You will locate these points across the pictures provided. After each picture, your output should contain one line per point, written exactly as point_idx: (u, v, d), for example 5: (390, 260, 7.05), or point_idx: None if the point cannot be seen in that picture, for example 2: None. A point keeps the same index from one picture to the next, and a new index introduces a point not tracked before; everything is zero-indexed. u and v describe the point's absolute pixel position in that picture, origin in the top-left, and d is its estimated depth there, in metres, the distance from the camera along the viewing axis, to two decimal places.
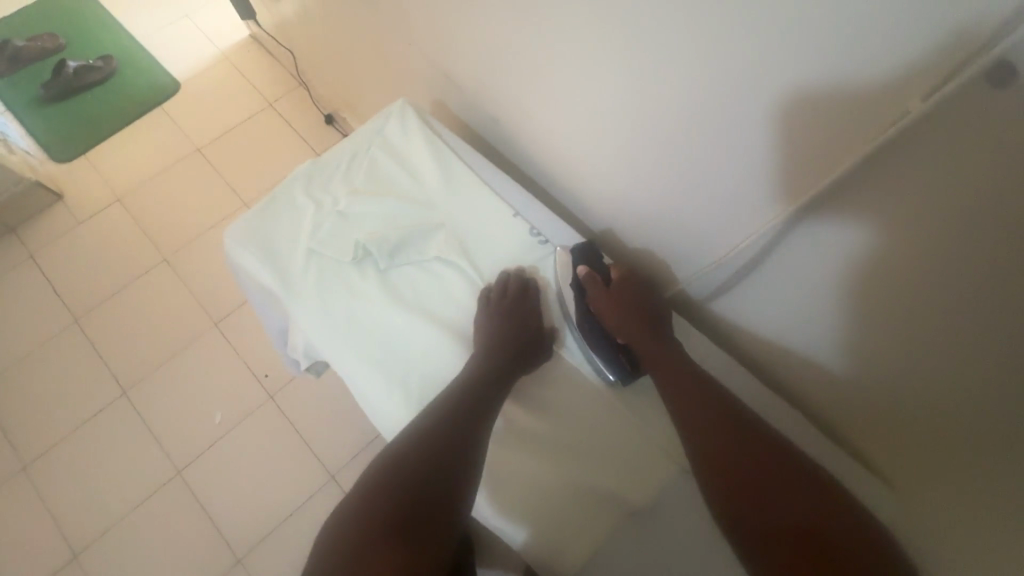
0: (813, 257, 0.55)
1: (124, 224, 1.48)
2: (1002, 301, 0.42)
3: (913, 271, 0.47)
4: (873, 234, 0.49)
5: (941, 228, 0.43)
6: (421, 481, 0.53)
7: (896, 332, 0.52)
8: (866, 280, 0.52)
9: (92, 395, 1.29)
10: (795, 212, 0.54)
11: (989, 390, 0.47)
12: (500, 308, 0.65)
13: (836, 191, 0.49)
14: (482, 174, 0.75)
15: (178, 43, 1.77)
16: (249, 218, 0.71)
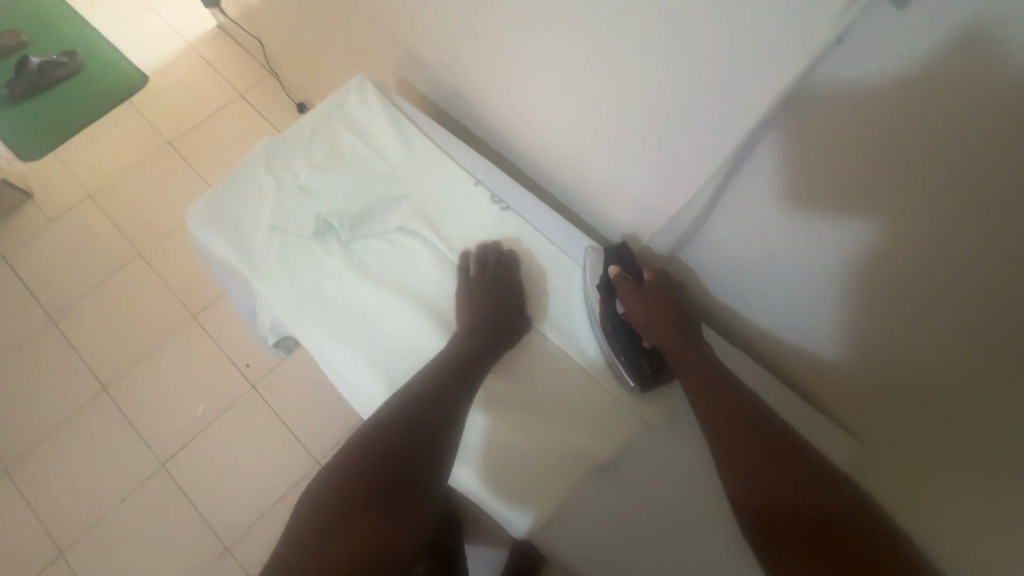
0: (750, 203, 0.58)
1: (96, 220, 1.46)
2: (971, 227, 0.42)
3: (834, 204, 0.51)
4: (844, 178, 0.48)
5: (861, 164, 0.46)
6: (402, 445, 0.54)
7: (873, 273, 0.52)
8: (841, 227, 0.51)
9: (71, 391, 1.28)
10: (722, 161, 0.56)
11: (914, 316, 0.51)
12: (479, 283, 0.66)
13: (756, 135, 0.52)
14: (446, 145, 0.75)
15: (143, 36, 1.75)
16: (211, 196, 0.71)
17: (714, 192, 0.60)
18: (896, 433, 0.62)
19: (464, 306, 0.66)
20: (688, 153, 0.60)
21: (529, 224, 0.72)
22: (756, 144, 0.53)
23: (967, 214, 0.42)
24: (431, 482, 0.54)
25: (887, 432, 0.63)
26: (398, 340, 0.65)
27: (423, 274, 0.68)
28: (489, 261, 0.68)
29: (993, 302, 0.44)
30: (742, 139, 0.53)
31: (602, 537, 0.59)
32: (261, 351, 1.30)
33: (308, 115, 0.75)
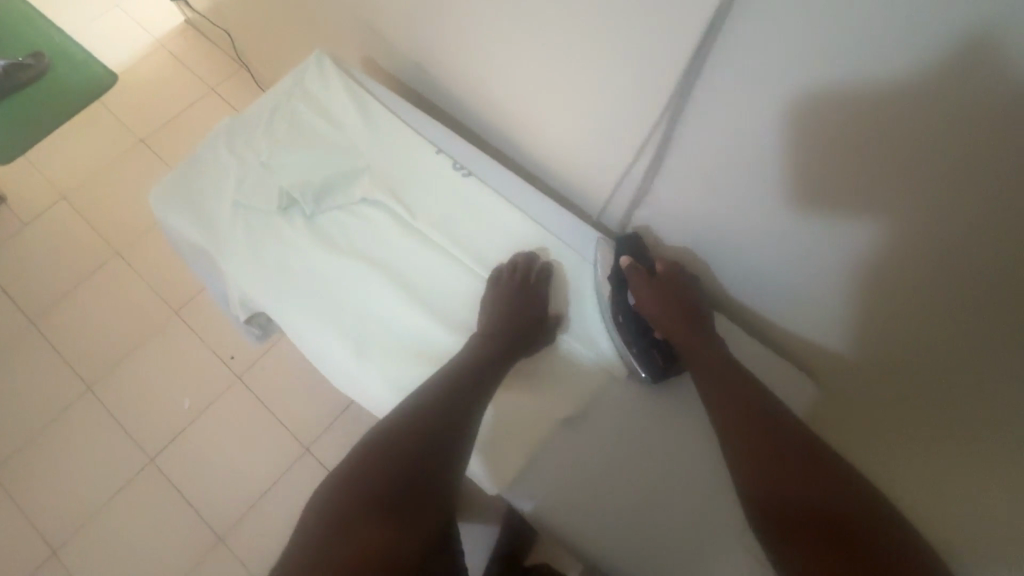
0: (694, 163, 0.60)
1: (71, 221, 1.45)
2: (918, 154, 0.43)
3: (771, 148, 0.52)
4: (794, 119, 0.48)
5: (793, 103, 0.47)
6: (417, 456, 0.54)
7: (830, 213, 0.52)
8: (794, 170, 0.52)
9: (54, 393, 1.28)
10: (663, 116, 0.57)
11: (859, 248, 0.52)
12: (508, 290, 0.66)
13: (690, 85, 0.53)
14: (406, 116, 0.75)
15: (109, 34, 1.73)
16: (174, 176, 0.72)
17: (659, 151, 0.62)
18: (855, 375, 0.63)
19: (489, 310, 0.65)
20: (627, 112, 0.61)
21: (491, 188, 0.72)
22: (688, 97, 0.54)
23: (900, 140, 0.43)
24: (444, 493, 0.54)
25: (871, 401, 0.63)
26: (366, 308, 0.66)
27: (388, 242, 0.69)
28: (519, 267, 0.68)
29: (951, 230, 0.44)
30: (675, 92, 0.54)
31: (571, 486, 0.61)
32: (244, 343, 1.30)
33: (268, 94, 0.76)
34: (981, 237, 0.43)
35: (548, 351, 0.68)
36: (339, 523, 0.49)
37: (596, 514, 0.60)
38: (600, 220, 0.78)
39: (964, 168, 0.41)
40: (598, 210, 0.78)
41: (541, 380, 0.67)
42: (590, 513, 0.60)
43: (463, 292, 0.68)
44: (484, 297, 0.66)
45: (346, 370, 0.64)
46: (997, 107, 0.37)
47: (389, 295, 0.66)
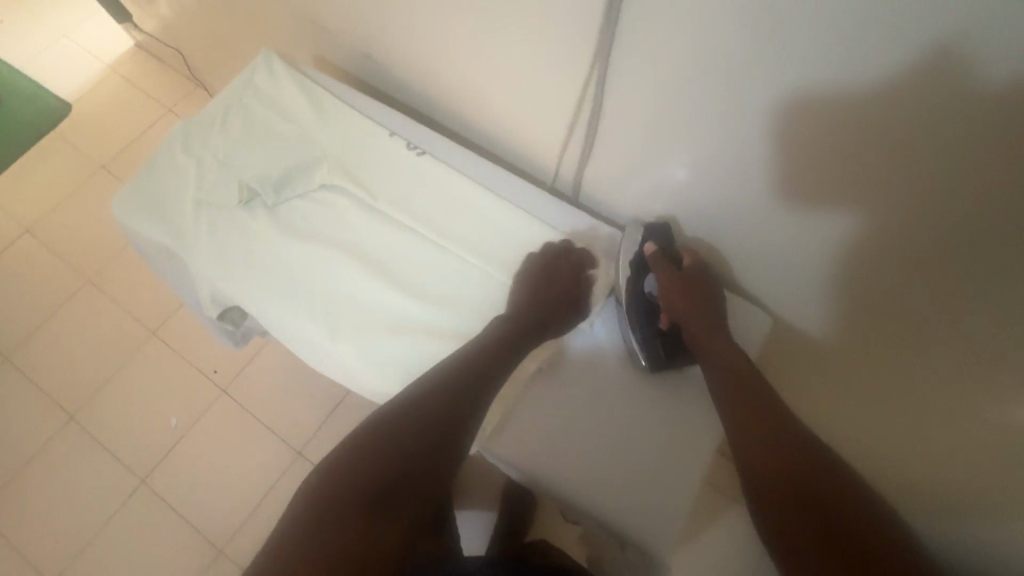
0: (633, 119, 0.62)
1: (37, 253, 1.44)
2: (829, 73, 0.45)
3: (695, 91, 0.54)
4: (711, 58, 0.50)
5: (706, 44, 0.49)
6: (417, 445, 0.55)
7: (763, 147, 0.54)
8: (720, 109, 0.54)
9: (36, 426, 1.26)
10: (591, 73, 0.59)
11: (787, 174, 0.55)
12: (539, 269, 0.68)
13: (610, 40, 0.55)
14: (358, 105, 0.78)
15: (59, 64, 1.71)
16: (135, 183, 0.73)
17: (595, 110, 0.64)
18: (809, 297, 0.67)
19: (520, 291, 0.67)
20: (559, 73, 0.63)
21: (446, 165, 0.74)
22: (611, 52, 0.56)
23: (810, 60, 0.45)
24: (439, 482, 0.55)
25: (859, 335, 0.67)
26: (336, 291, 0.68)
27: (350, 225, 0.71)
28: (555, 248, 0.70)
29: (881, 147, 0.47)
30: (598, 48, 0.56)
31: (556, 444, 0.66)
32: (226, 355, 1.30)
33: (220, 95, 0.78)
34: (901, 140, 0.45)
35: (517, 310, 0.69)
36: (332, 508, 0.49)
37: (569, 458, 0.65)
38: (556, 188, 0.81)
39: (872, 78, 0.43)
40: (550, 176, 0.80)
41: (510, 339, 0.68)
42: (571, 462, 0.65)
43: (426, 263, 0.70)
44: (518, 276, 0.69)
45: (321, 352, 0.66)
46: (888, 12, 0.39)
47: (360, 275, 0.68)
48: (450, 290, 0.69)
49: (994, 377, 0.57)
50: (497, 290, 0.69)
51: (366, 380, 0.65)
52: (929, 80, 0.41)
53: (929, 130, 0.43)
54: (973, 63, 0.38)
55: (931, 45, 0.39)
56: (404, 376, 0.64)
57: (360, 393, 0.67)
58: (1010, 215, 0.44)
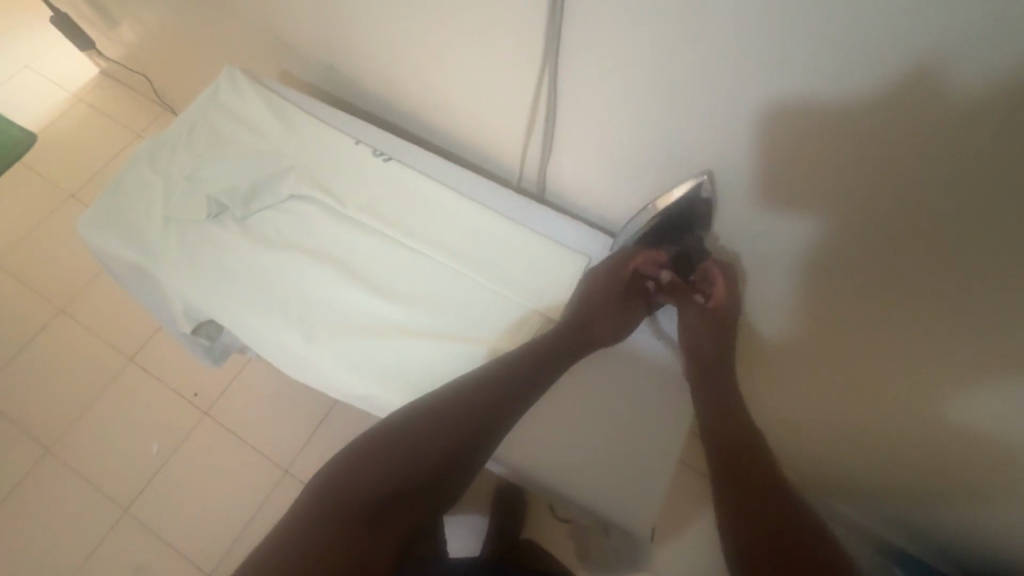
0: (588, 113, 0.64)
1: (5, 285, 1.41)
2: (762, 58, 0.47)
3: (641, 80, 0.56)
4: (652, 47, 0.53)
5: (647, 34, 0.52)
6: (423, 468, 0.55)
7: (711, 132, 0.57)
8: (666, 95, 0.56)
9: (12, 462, 1.23)
10: (545, 70, 0.61)
11: (734, 159, 0.58)
12: (609, 274, 0.68)
13: (557, 35, 0.57)
14: (324, 117, 0.79)
15: (22, 95, 1.69)
16: (102, 203, 0.73)
17: (551, 105, 0.66)
18: (772, 296, 0.69)
19: (590, 292, 0.68)
20: (515, 71, 0.65)
21: (411, 168, 0.76)
22: (561, 48, 0.58)
23: (744, 44, 0.48)
24: (438, 504, 0.56)
25: (829, 330, 0.68)
26: (313, 300, 0.68)
27: (322, 232, 0.72)
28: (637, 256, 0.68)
29: (823, 132, 0.49)
30: (548, 44, 0.58)
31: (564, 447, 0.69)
32: (206, 377, 1.29)
33: (185, 113, 0.79)
34: (835, 119, 0.48)
35: (491, 305, 0.69)
36: (330, 509, 0.52)
37: (568, 457, 0.68)
38: (523, 186, 0.83)
39: (803, 59, 0.46)
40: (516, 175, 0.82)
41: (483, 332, 0.68)
42: (588, 456, 0.68)
43: (398, 266, 0.71)
44: (596, 276, 0.69)
45: (299, 360, 0.67)
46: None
47: (338, 283, 0.69)
48: (423, 290, 0.70)
49: (958, 350, 0.59)
50: (471, 287, 0.70)
51: (343, 382, 0.65)
52: (853, 58, 0.43)
53: (859, 108, 0.46)
54: (892, 38, 0.41)
55: (854, 22, 0.41)
56: (381, 374, 0.65)
57: (335, 395, 0.67)
58: (936, 186, 0.47)
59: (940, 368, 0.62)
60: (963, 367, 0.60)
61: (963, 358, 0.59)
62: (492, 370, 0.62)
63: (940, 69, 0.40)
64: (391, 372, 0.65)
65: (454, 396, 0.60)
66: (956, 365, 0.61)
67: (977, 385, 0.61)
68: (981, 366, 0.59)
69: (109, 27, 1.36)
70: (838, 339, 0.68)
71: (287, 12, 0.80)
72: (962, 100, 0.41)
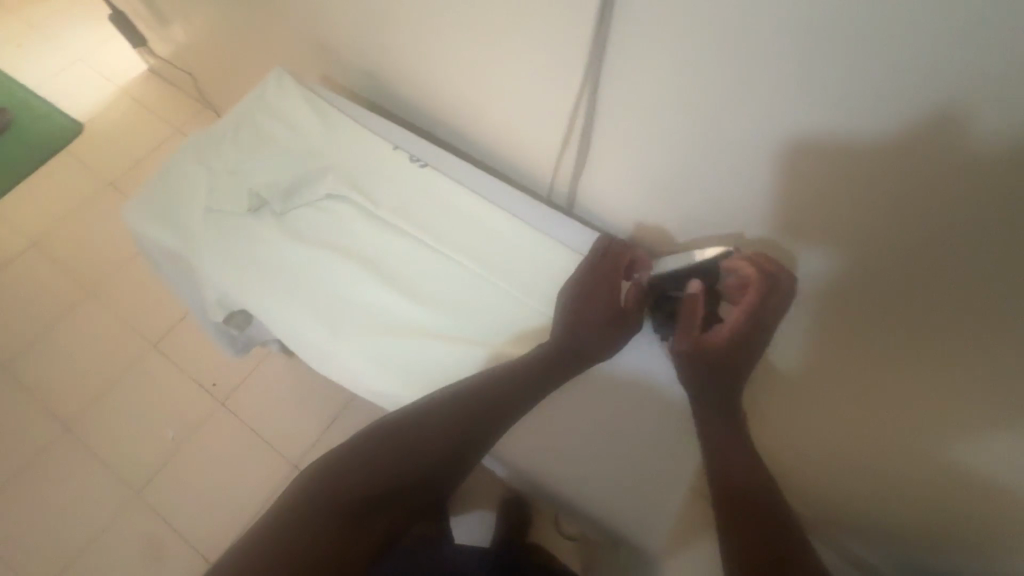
0: (621, 133, 0.65)
1: (41, 266, 1.46)
2: (799, 94, 0.48)
3: (678, 107, 0.58)
4: (693, 74, 0.54)
5: (687, 63, 0.53)
6: (410, 469, 0.61)
7: (749, 162, 0.57)
8: (704, 121, 0.57)
9: (31, 438, 1.26)
10: (583, 89, 0.63)
11: (765, 187, 0.58)
12: (596, 274, 0.69)
13: (600, 56, 0.59)
14: (364, 121, 0.82)
15: (74, 86, 1.77)
16: (150, 191, 0.76)
17: (588, 123, 0.67)
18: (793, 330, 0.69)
19: (576, 290, 0.68)
20: (554, 88, 0.67)
21: (446, 175, 0.78)
22: (601, 69, 0.60)
23: (782, 81, 0.48)
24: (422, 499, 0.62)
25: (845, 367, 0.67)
26: (343, 297, 0.70)
27: (354, 232, 0.74)
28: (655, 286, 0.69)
29: (855, 166, 0.49)
30: (589, 64, 0.60)
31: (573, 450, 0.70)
32: (225, 367, 1.32)
33: (232, 110, 0.82)
34: (862, 154, 0.48)
35: (515, 314, 0.70)
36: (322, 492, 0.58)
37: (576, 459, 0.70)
38: (553, 198, 0.84)
39: (834, 94, 0.46)
40: (547, 188, 0.84)
41: (505, 338, 0.69)
42: (595, 463, 0.69)
43: (427, 269, 0.72)
44: (584, 275, 0.69)
45: (326, 355, 0.68)
46: (855, 33, 0.42)
47: (368, 283, 0.71)
48: (449, 296, 0.71)
49: (984, 405, 0.57)
50: (497, 296, 0.71)
51: (367, 379, 0.67)
52: (884, 96, 0.44)
53: (886, 147, 0.46)
54: (922, 80, 0.41)
55: (886, 60, 0.42)
56: (404, 374, 0.66)
57: (359, 392, 0.69)
58: (970, 233, 0.46)
59: (964, 420, 0.61)
60: (985, 421, 0.58)
61: (988, 412, 0.58)
62: (489, 373, 0.64)
63: (966, 115, 0.41)
64: (415, 372, 0.67)
65: (450, 396, 0.63)
66: (978, 419, 0.59)
67: (987, 434, 0.59)
68: (1004, 422, 0.57)
69: (161, 26, 1.42)
70: (856, 378, 0.67)
71: (336, 20, 0.83)
72: (989, 147, 0.41)
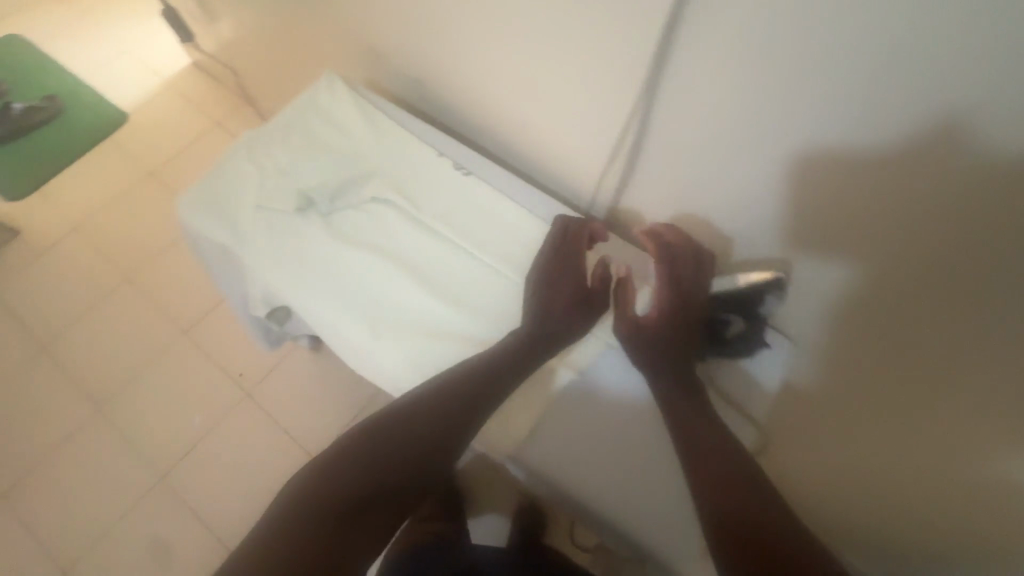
0: (665, 155, 0.66)
1: (81, 250, 1.51)
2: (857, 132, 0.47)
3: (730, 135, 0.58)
4: (748, 105, 0.54)
5: (743, 94, 0.53)
6: (394, 472, 0.59)
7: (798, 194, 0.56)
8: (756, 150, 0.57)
9: (63, 418, 1.30)
10: (634, 110, 0.64)
11: (808, 220, 0.58)
12: (555, 261, 0.71)
13: (654, 80, 0.59)
14: (411, 127, 0.84)
15: (121, 76, 1.83)
16: (201, 187, 0.78)
17: (636, 143, 0.67)
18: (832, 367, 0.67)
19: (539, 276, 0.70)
20: (604, 108, 0.67)
21: (489, 185, 0.79)
22: (653, 93, 0.60)
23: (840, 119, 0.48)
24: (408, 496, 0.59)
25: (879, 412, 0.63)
26: (386, 300, 0.72)
27: (396, 236, 0.75)
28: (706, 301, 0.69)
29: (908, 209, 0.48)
30: (643, 87, 0.60)
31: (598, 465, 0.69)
32: (252, 359, 1.34)
33: (283, 110, 0.84)
34: (877, 171, 0.48)
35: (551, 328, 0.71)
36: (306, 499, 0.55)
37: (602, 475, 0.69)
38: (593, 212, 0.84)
39: (854, 112, 0.46)
40: (587, 201, 0.84)
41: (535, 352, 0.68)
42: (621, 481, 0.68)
43: (466, 277, 0.74)
44: (544, 261, 0.71)
45: (364, 357, 0.69)
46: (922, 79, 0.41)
47: (410, 289, 0.72)
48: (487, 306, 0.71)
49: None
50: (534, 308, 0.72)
51: (404, 384, 0.68)
52: (899, 113, 0.44)
53: (902, 165, 0.46)
54: (937, 97, 0.41)
55: (902, 76, 0.42)
56: None
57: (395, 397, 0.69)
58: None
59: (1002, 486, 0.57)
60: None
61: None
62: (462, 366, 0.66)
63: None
64: None
65: (428, 387, 0.64)
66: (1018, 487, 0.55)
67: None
68: None
69: (209, 23, 1.46)
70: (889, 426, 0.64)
71: (385, 25, 0.85)
72: (1005, 166, 0.40)
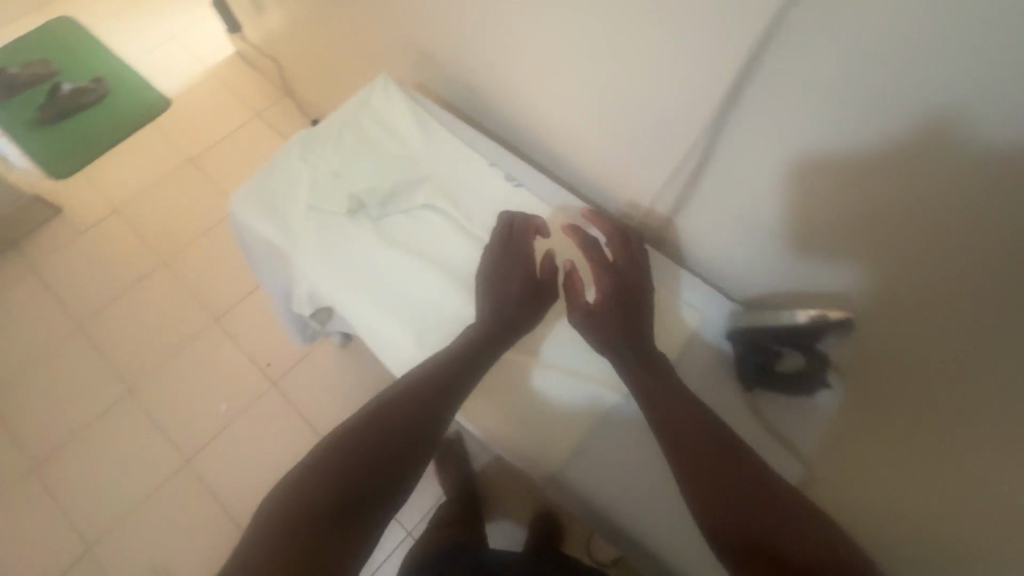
0: (727, 181, 0.65)
1: (120, 232, 1.54)
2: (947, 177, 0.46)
3: (803, 167, 0.56)
4: (829, 141, 0.53)
5: (824, 129, 0.52)
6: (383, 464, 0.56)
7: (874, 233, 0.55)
8: (828, 185, 0.56)
9: (95, 396, 1.33)
10: (700, 137, 0.63)
11: (879, 258, 0.56)
12: (505, 256, 0.72)
13: (727, 109, 0.58)
14: (463, 135, 0.84)
15: (167, 63, 1.86)
16: (254, 183, 0.79)
17: (697, 168, 0.67)
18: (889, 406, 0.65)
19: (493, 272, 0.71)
20: (666, 131, 0.66)
21: (539, 199, 0.79)
22: (725, 122, 0.59)
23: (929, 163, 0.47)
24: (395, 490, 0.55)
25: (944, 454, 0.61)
26: (433, 309, 0.72)
27: (445, 245, 0.76)
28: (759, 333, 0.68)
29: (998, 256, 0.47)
30: (714, 115, 0.59)
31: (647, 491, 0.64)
32: (280, 351, 1.36)
33: (337, 111, 0.85)
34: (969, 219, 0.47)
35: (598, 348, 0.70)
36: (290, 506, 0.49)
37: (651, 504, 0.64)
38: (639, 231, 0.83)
39: (931, 147, 0.46)
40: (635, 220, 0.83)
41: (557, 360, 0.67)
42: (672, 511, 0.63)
43: None
44: (495, 256, 0.73)
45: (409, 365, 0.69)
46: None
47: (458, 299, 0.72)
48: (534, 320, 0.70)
49: None
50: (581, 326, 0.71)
51: None
52: (927, 127, 0.45)
53: (934, 177, 0.47)
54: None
55: (964, 106, 0.43)
56: None
57: None
58: None
59: None
60: None
61: None
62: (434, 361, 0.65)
63: None
64: None
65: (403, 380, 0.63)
66: None
67: None
68: None
69: (258, 16, 1.48)
70: None
71: (438, 30, 0.85)
72: None
